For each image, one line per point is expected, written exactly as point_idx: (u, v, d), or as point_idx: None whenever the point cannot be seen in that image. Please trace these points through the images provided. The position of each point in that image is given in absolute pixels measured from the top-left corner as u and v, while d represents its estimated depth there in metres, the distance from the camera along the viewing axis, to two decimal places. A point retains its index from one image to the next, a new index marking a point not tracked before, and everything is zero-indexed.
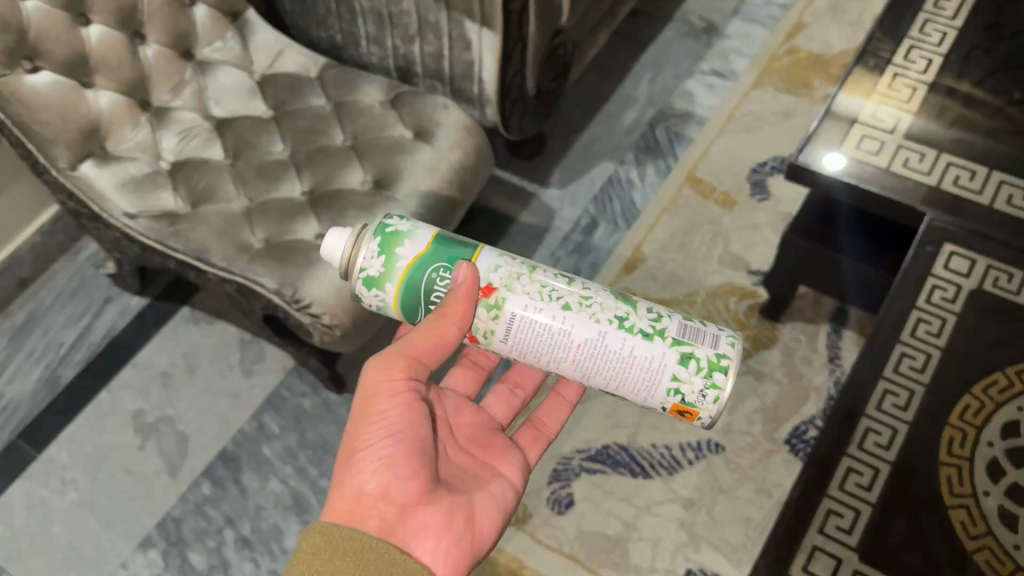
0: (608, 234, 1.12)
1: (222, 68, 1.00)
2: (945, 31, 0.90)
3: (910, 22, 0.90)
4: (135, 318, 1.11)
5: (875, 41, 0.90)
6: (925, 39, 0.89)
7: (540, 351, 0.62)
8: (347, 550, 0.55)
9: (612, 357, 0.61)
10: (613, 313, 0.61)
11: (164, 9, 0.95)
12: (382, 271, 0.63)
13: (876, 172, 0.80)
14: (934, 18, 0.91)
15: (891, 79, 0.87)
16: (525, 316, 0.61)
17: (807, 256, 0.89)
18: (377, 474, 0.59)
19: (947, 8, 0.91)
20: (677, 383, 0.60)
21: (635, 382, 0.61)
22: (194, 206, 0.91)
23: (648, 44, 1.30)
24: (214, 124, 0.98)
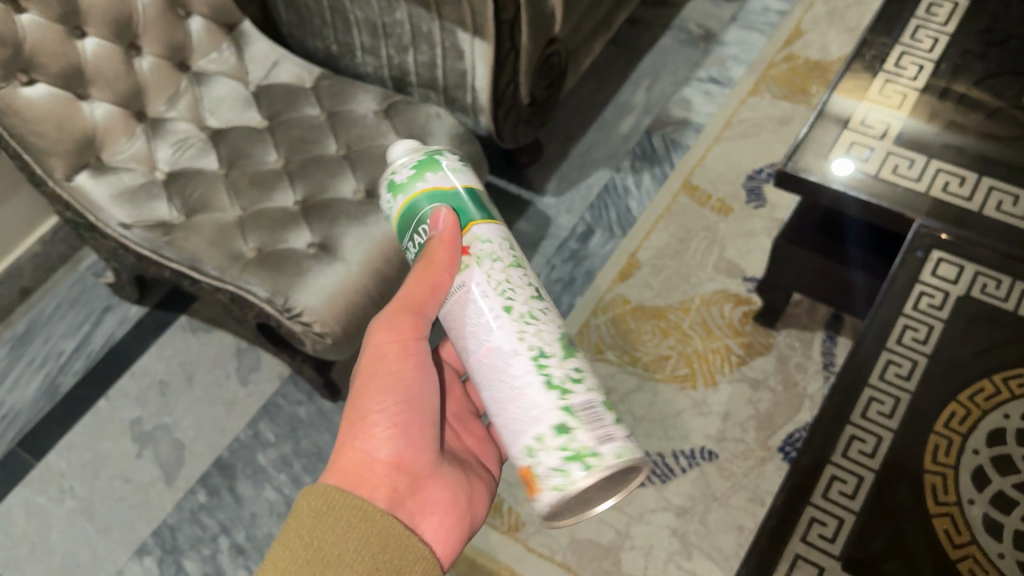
0: (603, 242, 1.12)
1: (218, 79, 1.01)
2: (936, 37, 0.89)
3: (901, 29, 0.90)
4: (134, 326, 1.12)
5: (867, 47, 0.89)
6: (916, 46, 0.89)
7: (454, 332, 0.56)
8: (351, 521, 0.52)
9: (503, 382, 0.53)
10: (541, 344, 0.53)
11: (159, 21, 0.96)
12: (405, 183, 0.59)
13: (864, 178, 0.80)
14: (926, 25, 0.90)
15: (881, 85, 0.86)
16: (471, 289, 0.55)
17: (813, 269, 0.89)
18: (388, 442, 0.57)
19: (939, 14, 0.91)
20: (535, 444, 0.51)
21: (508, 420, 0.52)
22: (189, 216, 0.92)
23: (646, 52, 1.30)
24: (209, 134, 0.99)
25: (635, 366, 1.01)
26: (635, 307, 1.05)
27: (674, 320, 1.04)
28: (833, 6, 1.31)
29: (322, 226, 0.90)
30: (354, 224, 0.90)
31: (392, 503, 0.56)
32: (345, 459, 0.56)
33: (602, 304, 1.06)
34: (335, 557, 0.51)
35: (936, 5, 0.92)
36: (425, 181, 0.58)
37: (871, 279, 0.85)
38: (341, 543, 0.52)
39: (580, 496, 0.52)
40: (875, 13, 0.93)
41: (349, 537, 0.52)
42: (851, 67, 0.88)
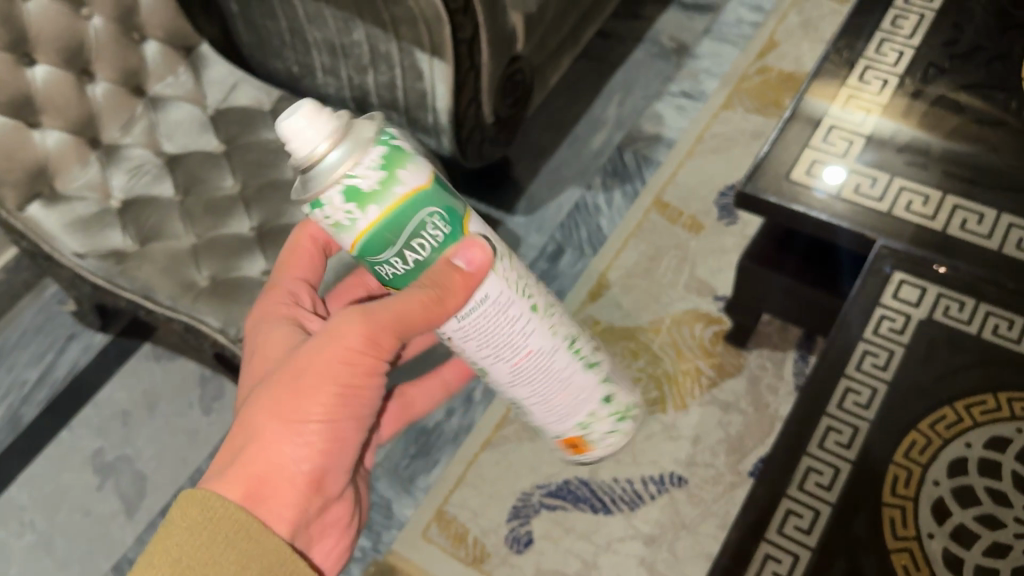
0: (574, 261, 1.10)
1: (175, 103, 0.99)
2: (901, 50, 0.87)
3: (865, 43, 0.88)
4: (98, 355, 1.10)
5: (831, 62, 0.87)
6: (882, 59, 0.87)
7: (494, 345, 0.56)
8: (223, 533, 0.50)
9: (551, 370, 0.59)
10: (565, 332, 0.59)
11: (111, 47, 0.94)
12: (374, 188, 0.49)
13: (825, 200, 0.78)
14: (891, 38, 0.88)
15: (844, 102, 0.84)
16: (495, 300, 0.54)
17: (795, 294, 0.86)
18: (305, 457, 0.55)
19: (905, 26, 0.89)
20: (587, 419, 0.64)
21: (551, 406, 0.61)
22: (143, 244, 0.91)
23: (618, 65, 1.28)
24: (166, 160, 0.97)
25: None
26: (605, 328, 1.03)
27: (644, 341, 1.01)
28: (807, 16, 1.29)
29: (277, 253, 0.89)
30: None
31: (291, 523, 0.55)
32: (264, 465, 0.54)
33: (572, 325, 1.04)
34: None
35: (901, 17, 0.90)
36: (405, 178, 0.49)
37: (835, 299, 0.83)
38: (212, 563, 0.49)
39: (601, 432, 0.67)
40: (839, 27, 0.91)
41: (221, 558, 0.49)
42: (814, 81, 0.86)
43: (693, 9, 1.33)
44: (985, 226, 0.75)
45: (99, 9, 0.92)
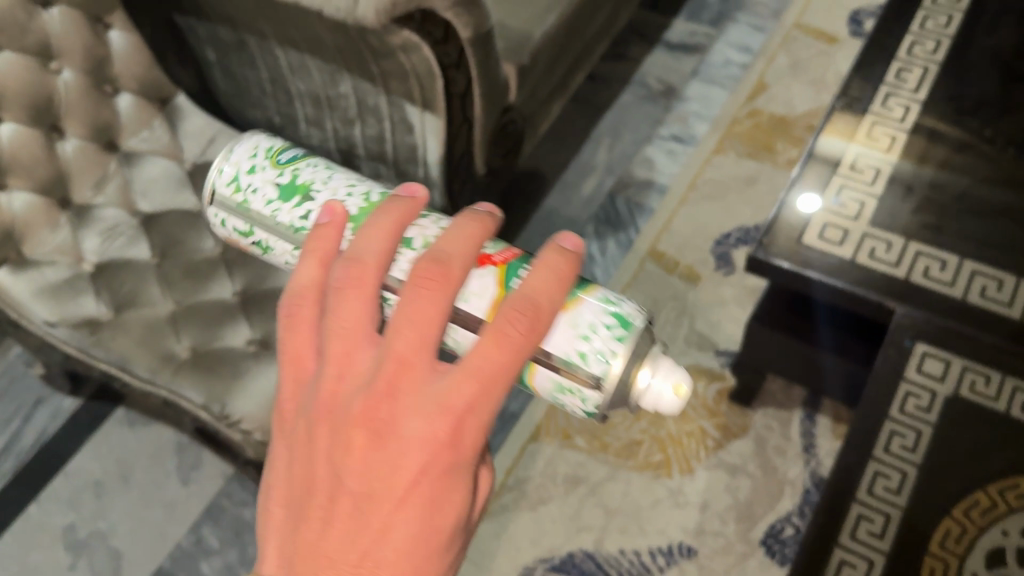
0: None
1: (149, 159, 0.94)
2: (907, 104, 0.85)
3: (871, 97, 0.86)
4: (68, 420, 1.04)
5: (835, 117, 0.85)
6: (888, 114, 0.85)
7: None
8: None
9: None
10: None
11: (83, 102, 0.89)
12: None
13: (839, 265, 0.75)
14: (896, 92, 0.86)
15: (853, 160, 0.81)
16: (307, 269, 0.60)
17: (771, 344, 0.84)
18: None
19: (909, 80, 0.87)
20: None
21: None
22: (118, 312, 0.85)
23: (606, 108, 1.26)
24: (142, 220, 0.91)
25: (606, 453, 0.94)
26: None
27: None
28: (796, 57, 1.28)
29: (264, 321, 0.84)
30: None
31: None
32: None
33: None
34: None
35: (905, 71, 0.88)
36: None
37: (841, 364, 0.81)
38: None
39: None
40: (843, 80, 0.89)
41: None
42: (819, 140, 0.83)
43: (679, 50, 1.31)
44: (1006, 293, 0.73)
45: (68, 62, 0.87)
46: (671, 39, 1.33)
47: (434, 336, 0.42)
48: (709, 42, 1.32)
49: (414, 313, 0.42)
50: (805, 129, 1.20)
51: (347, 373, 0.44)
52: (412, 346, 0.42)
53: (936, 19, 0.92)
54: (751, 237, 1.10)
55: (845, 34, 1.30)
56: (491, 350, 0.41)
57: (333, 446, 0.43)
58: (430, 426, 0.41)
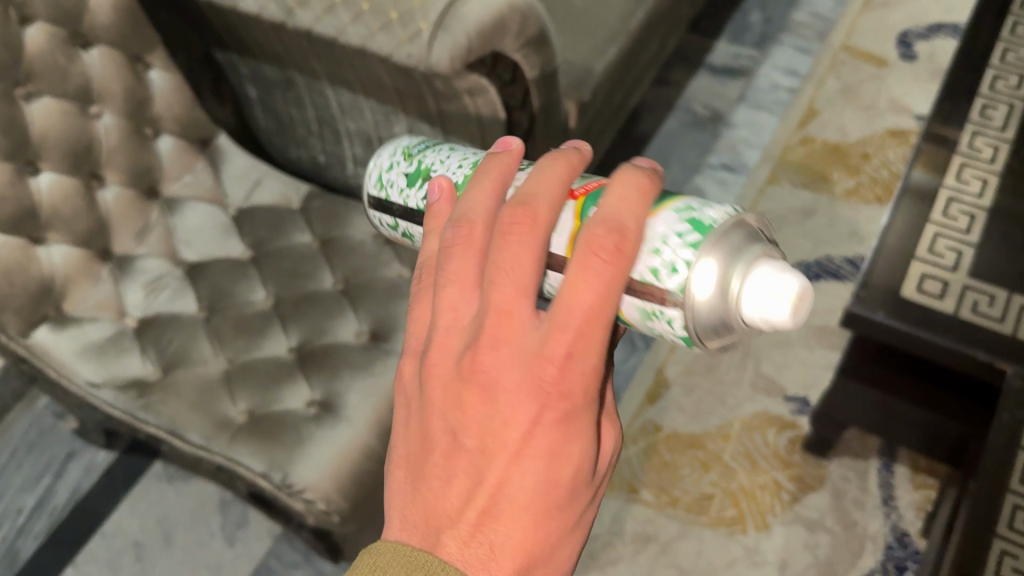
0: (625, 355, 1.01)
1: (190, 205, 0.89)
2: (996, 144, 0.81)
3: (958, 136, 0.82)
4: (103, 477, 0.99)
5: (922, 157, 0.81)
6: (977, 155, 0.81)
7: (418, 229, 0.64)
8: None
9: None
10: None
11: (123, 146, 0.84)
12: None
13: (942, 320, 0.71)
14: (983, 130, 0.82)
15: (945, 204, 0.77)
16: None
17: (860, 398, 0.81)
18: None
19: (995, 118, 0.83)
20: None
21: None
22: (167, 371, 0.80)
23: (651, 136, 1.21)
24: (187, 270, 0.87)
25: (676, 508, 0.90)
26: (669, 435, 0.95)
27: (715, 450, 0.93)
28: (845, 82, 1.24)
29: (323, 380, 0.80)
30: (360, 377, 0.80)
31: None
32: None
33: (632, 432, 0.95)
34: None
35: (990, 107, 0.84)
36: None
37: (924, 413, 0.77)
38: None
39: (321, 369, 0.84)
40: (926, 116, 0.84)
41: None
42: (906, 183, 0.79)
43: (724, 74, 1.27)
44: None
45: (109, 106, 0.82)
46: (714, 62, 1.28)
47: (533, 282, 0.43)
48: (754, 65, 1.28)
49: (510, 260, 0.43)
50: (861, 157, 1.16)
51: (456, 329, 0.46)
52: (509, 294, 0.43)
53: (1017, 52, 0.89)
54: (813, 272, 1.06)
55: (895, 57, 1.26)
56: (586, 290, 0.41)
57: (447, 402, 0.45)
58: (534, 377, 0.42)
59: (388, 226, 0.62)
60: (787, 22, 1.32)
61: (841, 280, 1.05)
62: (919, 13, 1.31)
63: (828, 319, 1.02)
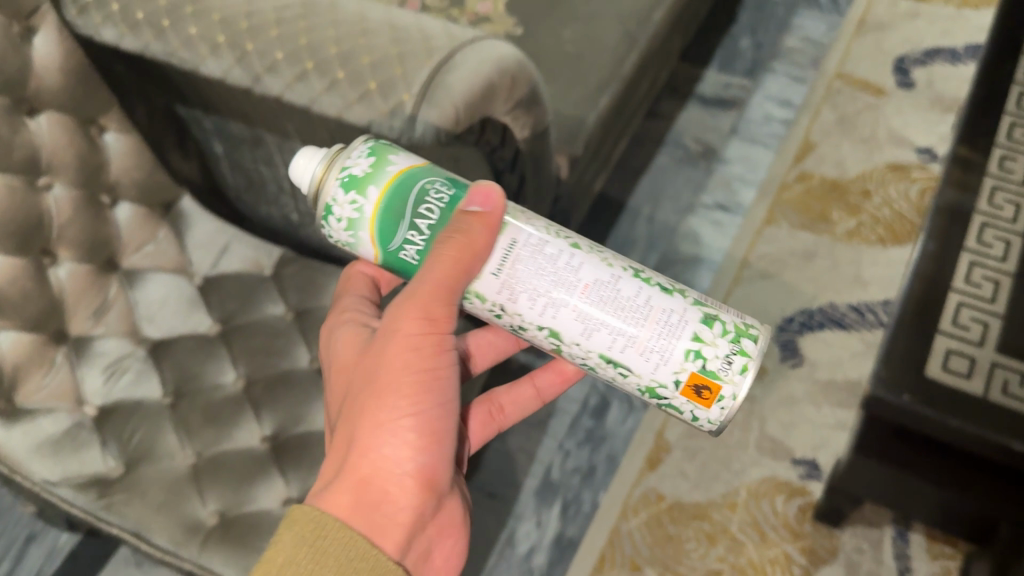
0: (622, 416, 0.96)
1: (152, 276, 0.82)
2: (1017, 201, 0.76)
3: (977, 192, 0.77)
4: (67, 562, 0.92)
5: (941, 219, 0.76)
6: (998, 213, 0.76)
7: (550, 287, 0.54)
8: (318, 542, 0.51)
9: (629, 310, 0.53)
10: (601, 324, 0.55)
11: (77, 218, 0.77)
12: (368, 172, 0.56)
13: (971, 403, 0.65)
14: (1003, 185, 0.77)
15: (966, 269, 0.72)
16: (532, 243, 0.55)
17: (877, 477, 0.74)
18: (413, 456, 0.55)
19: (1015, 170, 0.78)
20: (698, 346, 0.53)
21: (650, 340, 0.53)
22: (130, 467, 0.72)
23: (641, 173, 1.16)
24: (149, 349, 0.80)
25: None
26: (672, 505, 0.89)
27: (721, 521, 0.88)
28: (842, 112, 1.19)
29: (300, 475, 0.73)
30: None
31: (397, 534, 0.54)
32: (366, 471, 0.54)
33: (632, 502, 0.90)
34: None
35: (1009, 158, 0.79)
36: (394, 162, 0.57)
37: (948, 493, 0.70)
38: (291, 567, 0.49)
39: (288, 415, 0.77)
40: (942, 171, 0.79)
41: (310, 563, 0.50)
42: (924, 247, 0.74)
43: (715, 105, 1.22)
44: None
45: (60, 175, 0.75)
46: (705, 92, 1.23)
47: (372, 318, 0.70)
48: (746, 95, 1.22)
49: None
50: (861, 194, 1.11)
51: None
52: None
53: None
54: (815, 321, 1.01)
55: (892, 85, 1.21)
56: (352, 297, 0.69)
57: None
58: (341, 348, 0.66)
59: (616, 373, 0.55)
60: (779, 48, 1.27)
61: (845, 329, 1.00)
62: (916, 36, 1.26)
63: (835, 373, 0.97)
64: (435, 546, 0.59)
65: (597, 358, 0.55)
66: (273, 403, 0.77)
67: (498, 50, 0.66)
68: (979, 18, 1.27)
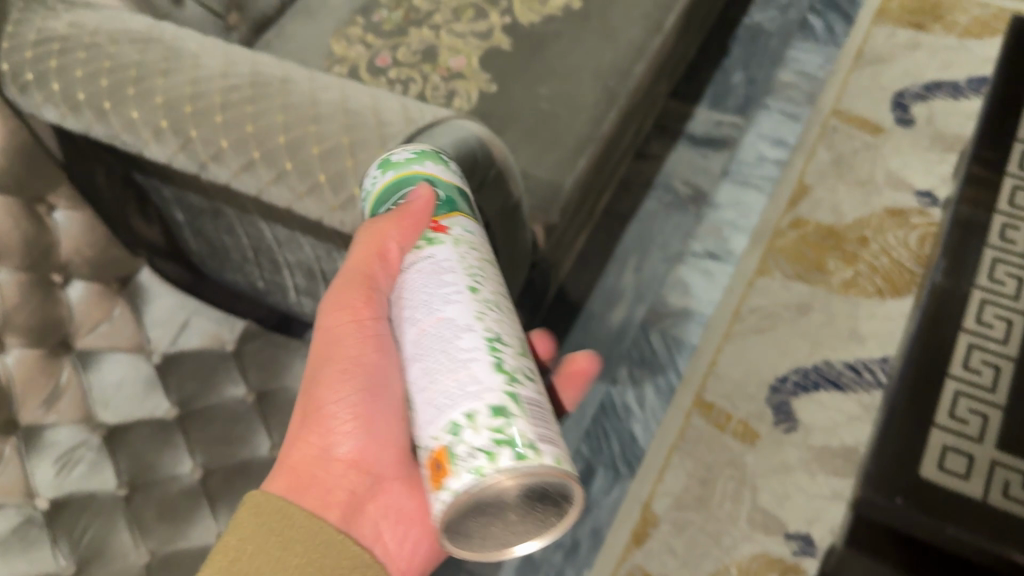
0: (608, 486, 0.92)
1: (108, 357, 0.78)
2: (1019, 276, 0.72)
3: (976, 266, 0.72)
4: None
5: (938, 294, 0.71)
6: (999, 290, 0.71)
7: (418, 304, 0.49)
8: (274, 529, 0.52)
9: (446, 356, 0.45)
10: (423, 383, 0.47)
11: (25, 302, 0.73)
12: (404, 159, 0.56)
13: (968, 508, 0.61)
14: (1004, 258, 0.73)
15: (964, 353, 0.68)
16: (439, 263, 0.50)
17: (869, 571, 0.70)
18: (349, 439, 0.56)
19: (1018, 241, 0.74)
20: (466, 423, 0.42)
21: (437, 395, 0.44)
22: (81, 568, 0.67)
23: (629, 220, 1.12)
24: (104, 435, 0.75)
25: None
26: None
27: None
28: (838, 152, 1.14)
29: None
30: None
31: (341, 514, 0.55)
32: (302, 457, 0.56)
33: None
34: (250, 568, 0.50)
35: (1011, 227, 0.74)
36: (425, 166, 0.55)
37: None
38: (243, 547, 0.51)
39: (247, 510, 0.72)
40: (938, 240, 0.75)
41: (266, 548, 0.50)
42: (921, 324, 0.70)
43: (705, 146, 1.18)
44: None
45: (7, 262, 0.71)
46: (694, 132, 1.19)
47: None
48: (738, 134, 1.18)
49: None
50: (858, 242, 1.06)
51: None
52: None
53: None
54: (810, 380, 0.96)
55: (890, 122, 1.16)
56: None
57: None
58: None
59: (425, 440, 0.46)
60: (772, 84, 1.23)
61: (841, 389, 0.95)
62: (915, 69, 1.21)
63: (831, 438, 0.92)
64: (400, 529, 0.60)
65: (409, 395, 0.47)
66: (230, 498, 0.73)
67: (456, 134, 0.62)
68: (982, 48, 1.22)
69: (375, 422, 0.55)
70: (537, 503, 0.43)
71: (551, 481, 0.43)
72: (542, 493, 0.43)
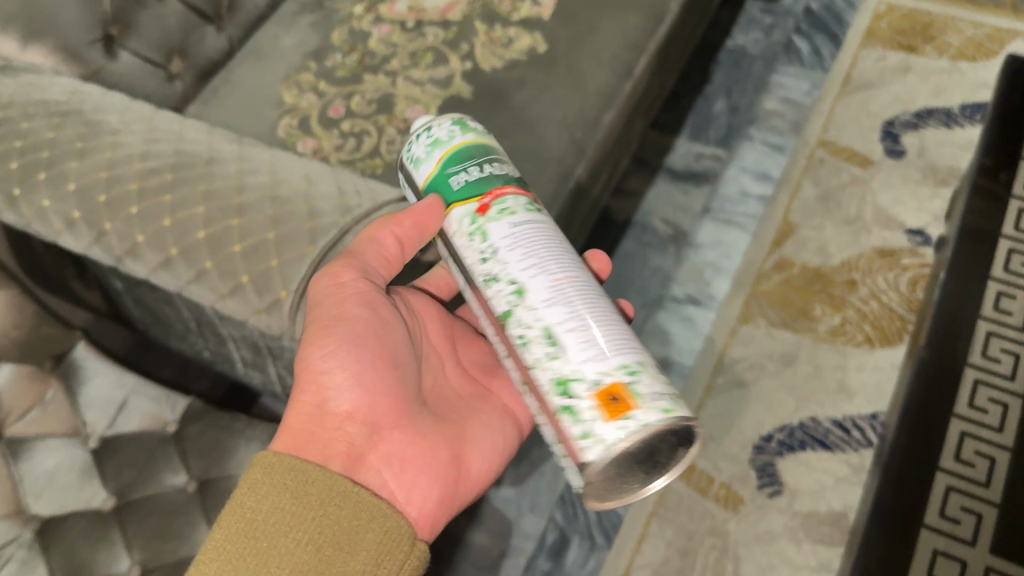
0: (583, 556, 0.87)
1: (41, 444, 0.71)
2: (1004, 401, 0.85)
3: (960, 385, 0.87)
4: None
5: (909, 401, 0.87)
6: (983, 416, 0.85)
7: (546, 257, 0.47)
8: (289, 486, 0.48)
9: (601, 313, 0.46)
10: (548, 327, 0.45)
11: None
12: (476, 129, 0.54)
13: None
14: (987, 381, 0.87)
15: (943, 484, 0.82)
16: (549, 232, 0.50)
17: None
18: (343, 389, 0.52)
19: (1003, 365, 0.88)
20: (637, 368, 0.44)
21: (603, 339, 0.45)
22: None
23: (606, 262, 1.07)
24: (37, 530, 0.68)
25: None
26: None
27: None
28: (824, 187, 1.09)
29: None
30: None
31: (349, 464, 0.51)
32: (298, 416, 0.52)
33: None
34: (272, 531, 0.47)
35: (994, 336, 0.89)
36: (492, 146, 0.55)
37: None
38: (260, 508, 0.47)
39: None
40: (925, 341, 0.90)
41: (284, 507, 0.47)
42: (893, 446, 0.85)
43: (686, 180, 1.12)
44: None
45: None
46: (674, 165, 1.14)
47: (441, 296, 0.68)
48: (719, 167, 1.13)
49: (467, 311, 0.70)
50: (846, 285, 1.01)
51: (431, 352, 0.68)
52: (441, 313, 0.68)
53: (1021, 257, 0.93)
54: (796, 440, 0.91)
55: (879, 153, 1.11)
56: None
57: None
58: None
59: (558, 385, 0.44)
60: (756, 112, 1.17)
61: (828, 449, 0.90)
62: (906, 95, 1.15)
63: (818, 503, 0.87)
64: (423, 477, 0.54)
65: (540, 337, 0.46)
66: None
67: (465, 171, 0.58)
68: (974, 72, 1.16)
69: (370, 369, 0.53)
70: (659, 459, 0.47)
71: (673, 443, 0.46)
72: (661, 453, 0.47)
